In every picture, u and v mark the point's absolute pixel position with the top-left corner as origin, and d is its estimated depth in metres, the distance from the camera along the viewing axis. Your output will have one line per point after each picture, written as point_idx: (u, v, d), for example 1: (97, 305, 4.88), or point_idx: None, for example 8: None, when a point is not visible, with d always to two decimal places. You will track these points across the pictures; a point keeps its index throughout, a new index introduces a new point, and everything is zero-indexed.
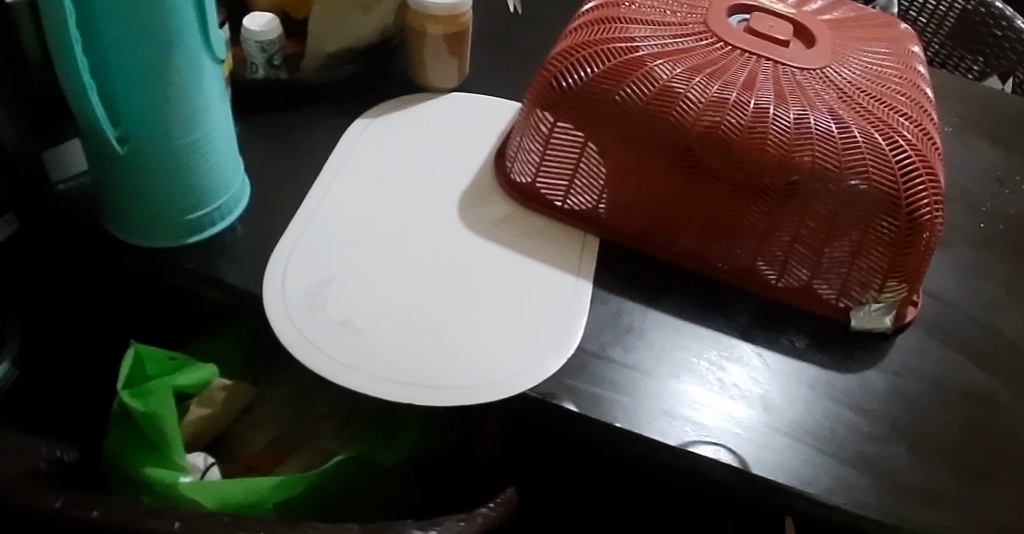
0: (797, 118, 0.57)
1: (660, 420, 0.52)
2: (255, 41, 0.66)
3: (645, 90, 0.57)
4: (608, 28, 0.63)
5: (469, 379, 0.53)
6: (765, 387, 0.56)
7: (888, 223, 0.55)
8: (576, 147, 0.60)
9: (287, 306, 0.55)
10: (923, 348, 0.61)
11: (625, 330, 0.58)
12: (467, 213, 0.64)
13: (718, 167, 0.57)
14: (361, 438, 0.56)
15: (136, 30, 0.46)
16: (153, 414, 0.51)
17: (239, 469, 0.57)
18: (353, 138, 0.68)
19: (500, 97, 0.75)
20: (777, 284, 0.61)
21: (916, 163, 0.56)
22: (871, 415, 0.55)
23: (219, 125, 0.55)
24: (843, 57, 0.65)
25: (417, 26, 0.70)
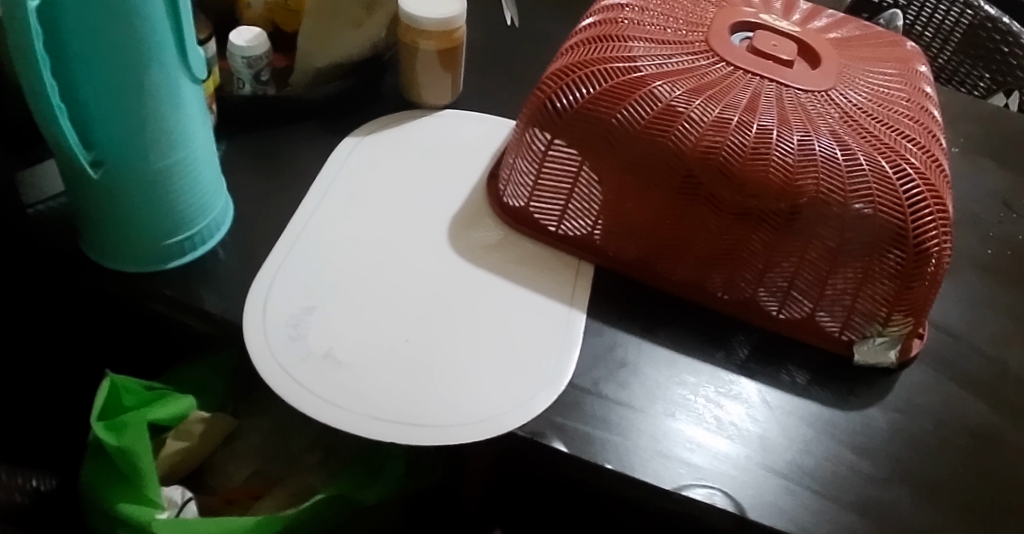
0: (801, 142, 0.55)
1: (654, 461, 0.51)
2: (242, 57, 0.64)
3: (644, 111, 0.55)
4: (607, 46, 0.61)
5: (456, 416, 0.51)
6: (763, 426, 0.54)
7: (894, 255, 0.53)
8: (572, 170, 0.58)
9: (268, 337, 0.53)
10: (928, 384, 0.59)
11: (618, 365, 0.56)
12: (458, 238, 0.62)
13: (718, 193, 0.55)
14: (345, 476, 0.55)
15: (109, 49, 0.44)
16: (127, 450, 0.50)
17: (218, 504, 0.56)
18: (341, 159, 0.66)
19: (493, 114, 0.73)
20: (778, 316, 0.59)
21: (924, 191, 0.54)
22: (873, 456, 0.53)
23: (199, 147, 0.53)
24: (849, 78, 0.63)
25: (409, 42, 0.68)
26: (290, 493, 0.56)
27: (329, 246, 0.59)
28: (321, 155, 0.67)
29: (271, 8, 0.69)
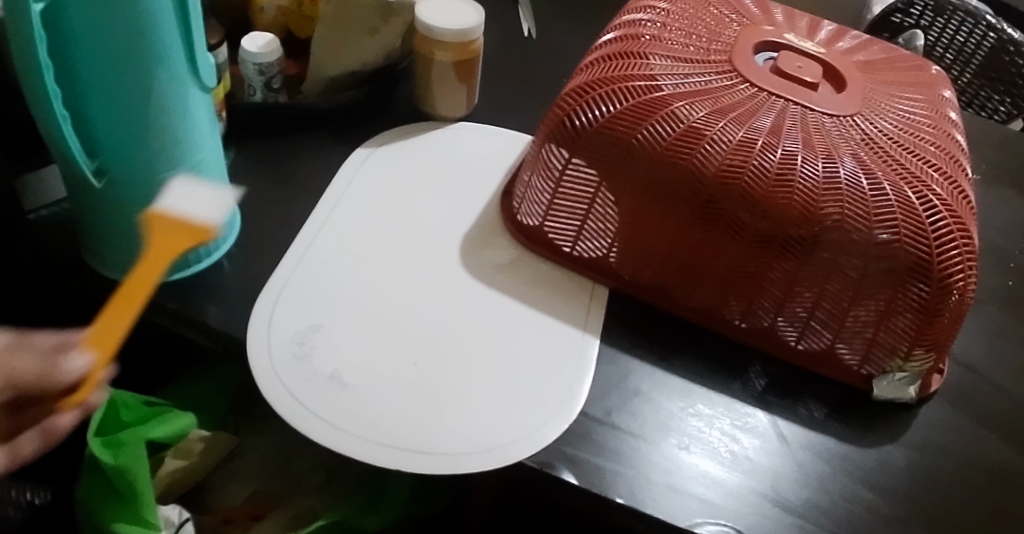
0: (826, 168, 0.53)
1: (666, 497, 0.49)
2: (253, 63, 0.63)
3: (668, 131, 0.54)
4: (627, 63, 0.59)
5: (461, 445, 0.50)
6: (777, 461, 0.52)
7: (919, 289, 0.52)
8: (589, 190, 0.56)
9: (272, 357, 0.53)
10: (949, 421, 0.57)
11: (631, 394, 0.55)
12: (470, 256, 0.61)
13: (740, 219, 0.53)
14: (348, 501, 0.56)
15: (115, 55, 0.42)
16: (122, 469, 0.49)
17: (216, 523, 0.58)
18: (353, 170, 0.65)
19: (508, 128, 0.72)
20: (797, 347, 0.57)
21: (950, 223, 0.52)
22: (892, 496, 0.51)
23: (207, 156, 0.52)
24: (876, 104, 0.61)
25: (425, 52, 0.67)
26: (289, 516, 0.57)
27: (336, 262, 0.58)
28: (331, 166, 0.65)
29: (284, 12, 0.68)
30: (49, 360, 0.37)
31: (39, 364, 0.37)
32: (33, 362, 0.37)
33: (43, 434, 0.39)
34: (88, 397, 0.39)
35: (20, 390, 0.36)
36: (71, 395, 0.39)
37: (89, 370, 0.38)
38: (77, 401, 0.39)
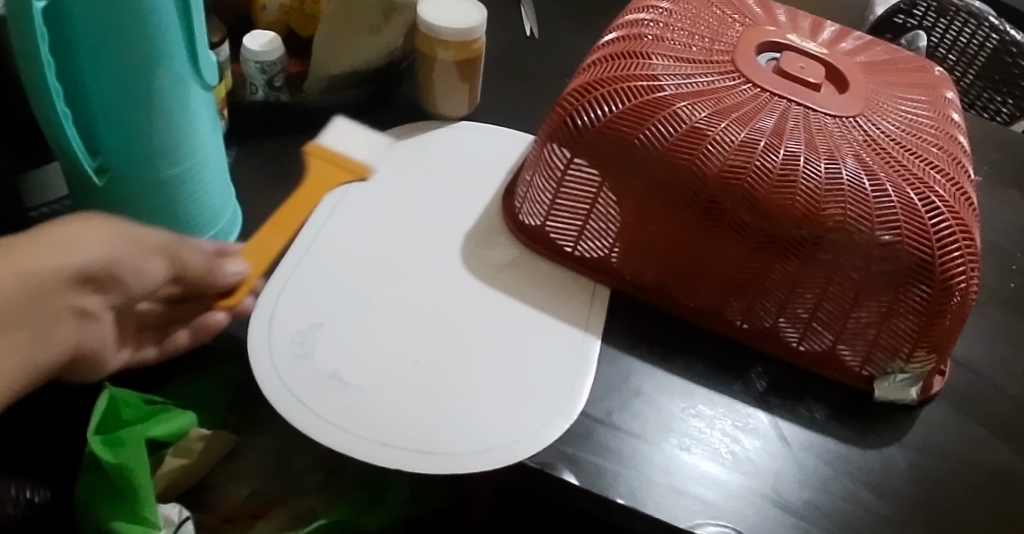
0: (829, 169, 0.53)
1: (666, 497, 0.49)
2: (255, 62, 0.63)
3: (670, 131, 0.54)
4: (629, 63, 0.59)
5: (461, 445, 0.50)
6: (778, 462, 0.52)
7: (921, 290, 0.51)
8: (590, 190, 0.56)
9: (273, 355, 0.53)
10: (950, 422, 0.57)
11: (632, 395, 0.54)
12: (471, 256, 0.61)
13: (742, 220, 0.53)
14: (348, 501, 0.56)
15: (117, 52, 0.42)
16: (123, 468, 0.49)
17: (216, 522, 0.58)
18: (355, 168, 0.65)
19: (510, 128, 0.71)
20: (798, 347, 0.57)
21: (953, 224, 0.52)
22: (893, 498, 0.51)
23: (209, 154, 0.52)
24: (879, 105, 0.61)
25: (427, 51, 0.67)
26: (289, 515, 0.58)
27: (343, 257, 0.58)
28: (333, 165, 0.65)
29: (286, 11, 0.68)
30: (217, 262, 0.50)
31: (204, 260, 0.48)
32: (201, 259, 0.47)
33: (202, 325, 0.51)
34: (239, 301, 0.53)
35: (188, 283, 0.47)
36: (227, 298, 0.52)
37: (245, 275, 0.53)
38: (230, 303, 0.52)
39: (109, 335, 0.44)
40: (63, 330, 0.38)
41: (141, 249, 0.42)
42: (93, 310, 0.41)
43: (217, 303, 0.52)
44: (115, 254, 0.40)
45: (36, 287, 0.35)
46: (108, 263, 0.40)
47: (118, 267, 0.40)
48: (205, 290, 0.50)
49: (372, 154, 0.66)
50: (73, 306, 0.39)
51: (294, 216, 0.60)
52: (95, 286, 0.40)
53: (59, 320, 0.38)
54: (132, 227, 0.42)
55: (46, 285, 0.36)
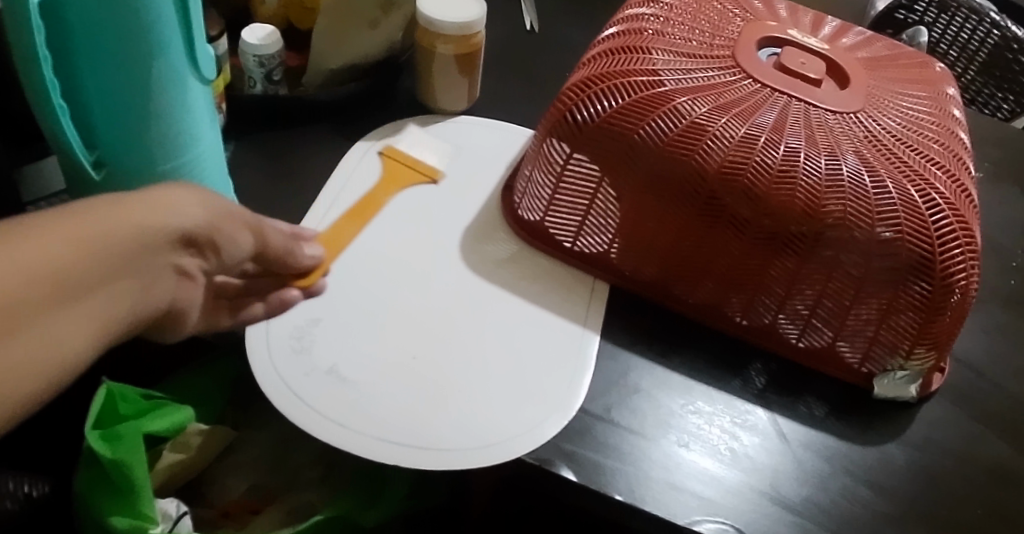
0: (829, 165, 0.53)
1: (665, 494, 0.49)
2: (253, 55, 0.63)
3: (670, 127, 0.53)
4: (629, 58, 0.59)
5: (460, 441, 0.49)
6: (777, 458, 0.52)
7: (921, 287, 0.51)
8: (590, 185, 0.56)
9: (271, 350, 0.53)
10: (949, 420, 0.57)
11: (631, 391, 0.54)
12: (470, 251, 0.60)
13: (742, 216, 0.53)
14: (346, 497, 0.56)
15: (114, 43, 0.42)
16: (121, 463, 0.49)
17: (215, 516, 0.57)
18: (354, 162, 0.64)
19: (510, 122, 0.71)
20: (797, 344, 0.57)
21: (953, 221, 0.52)
22: (892, 495, 0.51)
23: (207, 146, 0.52)
24: (879, 101, 0.60)
25: (427, 45, 0.66)
26: (286, 511, 0.58)
27: (366, 252, 0.59)
28: (332, 160, 0.65)
29: (285, 4, 0.68)
30: (297, 244, 0.52)
31: (283, 241, 0.50)
32: (280, 240, 0.50)
33: (278, 299, 0.53)
34: (313, 282, 0.55)
35: (268, 260, 0.50)
36: (302, 279, 0.54)
37: (321, 259, 0.55)
38: (307, 283, 0.55)
39: (200, 301, 0.44)
40: (165, 285, 0.39)
41: (237, 219, 0.43)
42: (190, 273, 0.41)
43: (295, 281, 0.54)
44: (217, 223, 0.41)
45: (146, 239, 0.36)
46: (209, 229, 0.41)
47: (218, 235, 0.41)
48: (281, 270, 0.52)
49: (444, 161, 0.66)
50: (175, 265, 0.39)
51: (370, 209, 0.61)
52: (194, 249, 0.40)
53: (164, 274, 0.38)
54: (225, 201, 0.43)
55: (156, 235, 0.36)
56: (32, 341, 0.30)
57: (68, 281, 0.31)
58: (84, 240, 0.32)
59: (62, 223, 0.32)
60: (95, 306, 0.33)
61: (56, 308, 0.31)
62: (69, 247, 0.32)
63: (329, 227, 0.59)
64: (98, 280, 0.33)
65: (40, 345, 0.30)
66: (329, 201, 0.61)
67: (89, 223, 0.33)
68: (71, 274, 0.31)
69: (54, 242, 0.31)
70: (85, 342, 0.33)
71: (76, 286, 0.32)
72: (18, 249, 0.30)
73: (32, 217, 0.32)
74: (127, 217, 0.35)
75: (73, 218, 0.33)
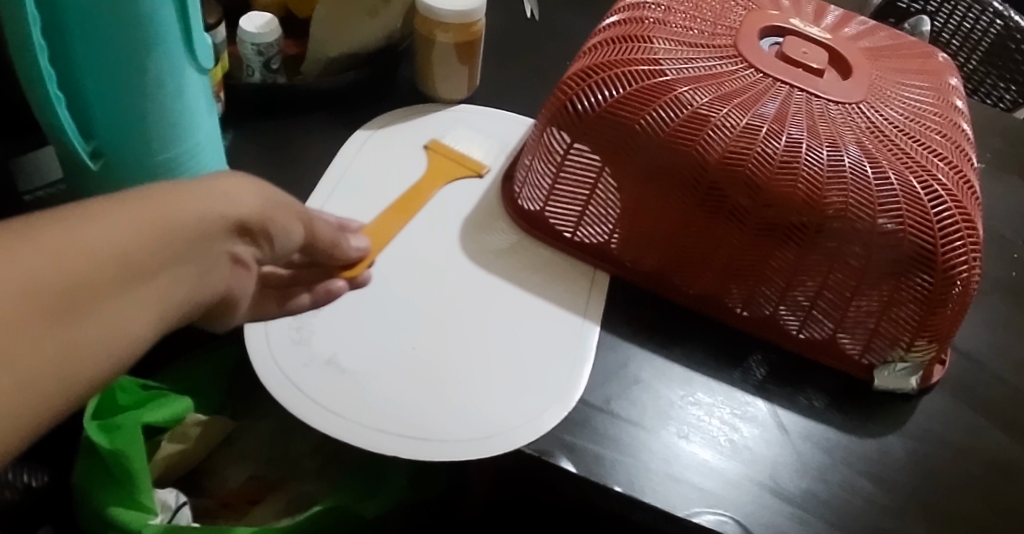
0: (831, 156, 0.52)
1: (665, 485, 0.49)
2: (252, 44, 0.62)
3: (671, 117, 0.53)
4: (629, 47, 0.58)
5: (460, 432, 0.49)
6: (777, 450, 0.52)
7: (922, 279, 0.51)
8: (591, 175, 0.56)
9: (270, 341, 0.53)
10: (949, 411, 0.56)
11: (631, 382, 0.54)
12: (470, 241, 0.60)
13: (743, 207, 0.52)
14: (344, 488, 0.56)
15: (110, 32, 0.42)
16: (119, 454, 0.50)
17: (213, 506, 0.58)
18: (352, 153, 0.64)
19: (510, 112, 0.71)
20: (799, 335, 0.57)
21: (955, 212, 0.52)
22: (891, 486, 0.51)
23: (205, 136, 0.51)
24: (882, 91, 0.60)
25: (426, 34, 0.66)
26: (287, 500, 0.58)
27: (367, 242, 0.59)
28: (331, 150, 0.65)
29: None
30: (342, 235, 0.52)
31: (331, 231, 0.50)
32: (328, 231, 0.49)
33: (323, 290, 0.53)
34: (359, 274, 0.55)
35: (315, 250, 0.49)
36: (349, 270, 0.55)
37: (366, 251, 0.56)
38: (353, 275, 0.55)
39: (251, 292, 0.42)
40: (221, 275, 0.36)
41: (288, 210, 0.41)
42: (244, 262, 0.39)
43: (341, 273, 0.54)
44: (269, 210, 0.39)
45: (205, 225, 0.33)
46: (263, 217, 0.38)
47: (270, 223, 0.39)
48: (326, 261, 0.52)
49: (490, 157, 0.66)
50: (230, 253, 0.36)
51: (416, 201, 0.62)
52: (248, 239, 0.38)
53: (223, 262, 0.35)
54: (277, 191, 0.41)
55: (213, 222, 0.34)
56: (93, 327, 0.27)
57: (129, 265, 0.29)
58: (143, 223, 0.30)
59: (120, 206, 0.30)
60: (156, 292, 0.31)
61: (115, 293, 0.28)
62: (128, 230, 0.29)
63: (374, 219, 0.60)
64: (159, 265, 0.30)
65: (101, 331, 0.28)
66: (374, 195, 0.62)
67: (149, 207, 0.31)
68: (130, 259, 0.29)
69: (113, 220, 0.29)
70: (146, 332, 0.30)
71: (136, 270, 0.29)
72: (76, 232, 0.28)
73: (89, 200, 0.29)
74: (184, 203, 0.33)
75: (132, 202, 0.30)
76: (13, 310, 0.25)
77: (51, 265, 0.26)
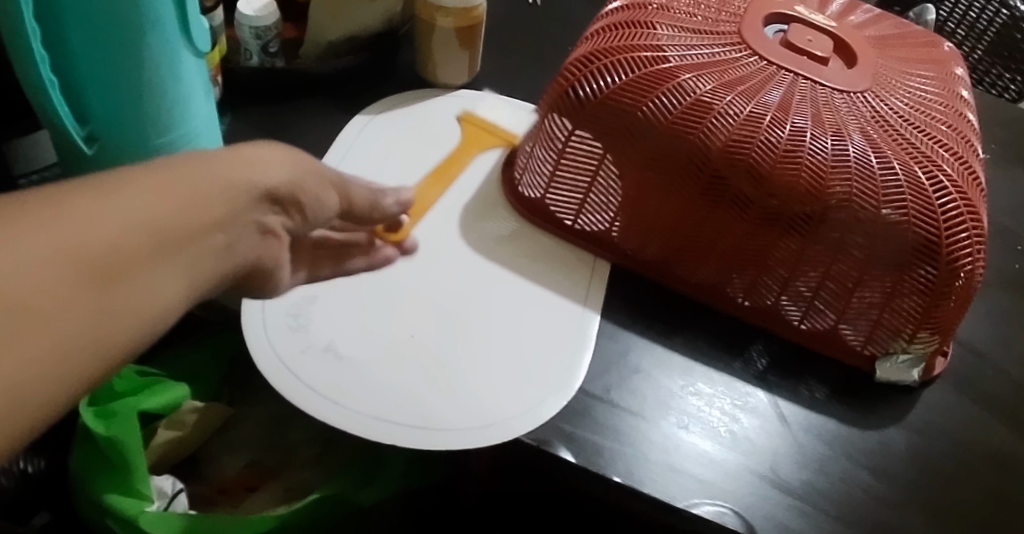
0: (836, 145, 0.52)
1: (663, 475, 0.49)
2: (250, 27, 0.62)
3: (675, 103, 0.52)
4: (632, 33, 0.58)
5: (459, 421, 0.49)
6: (777, 441, 0.52)
7: (926, 271, 0.51)
8: (593, 161, 0.55)
9: (268, 328, 0.52)
10: (950, 403, 0.56)
11: (631, 371, 0.54)
12: (470, 228, 0.60)
13: (747, 196, 0.52)
14: (342, 477, 0.55)
15: (104, 14, 0.41)
16: (115, 440, 0.50)
17: (210, 493, 0.57)
18: (351, 138, 0.64)
19: (511, 97, 0.70)
20: (800, 326, 0.56)
21: (959, 203, 0.51)
22: (891, 478, 0.51)
23: (201, 119, 0.51)
24: (887, 80, 0.59)
25: (426, 18, 0.65)
26: (284, 488, 0.57)
27: None
28: (329, 135, 0.64)
29: None
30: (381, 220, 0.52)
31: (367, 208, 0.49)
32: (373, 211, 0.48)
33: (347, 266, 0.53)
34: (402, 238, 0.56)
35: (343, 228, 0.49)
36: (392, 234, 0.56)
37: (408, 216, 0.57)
38: (397, 238, 0.56)
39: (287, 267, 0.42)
40: (249, 247, 0.35)
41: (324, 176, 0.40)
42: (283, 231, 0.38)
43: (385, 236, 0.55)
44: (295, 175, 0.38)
45: (231, 195, 0.33)
46: (291, 182, 0.37)
47: (301, 186, 0.38)
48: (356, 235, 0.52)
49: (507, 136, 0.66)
50: (265, 222, 0.36)
51: (450, 167, 0.63)
52: (283, 207, 0.37)
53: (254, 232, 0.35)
54: (311, 159, 0.40)
55: (237, 193, 0.33)
56: (125, 301, 0.27)
57: (158, 238, 0.29)
58: (168, 198, 0.30)
59: (140, 180, 0.30)
60: (189, 264, 0.30)
61: (144, 265, 0.28)
62: (146, 206, 0.29)
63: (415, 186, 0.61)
64: (183, 237, 0.30)
65: (129, 306, 0.27)
66: (413, 162, 0.63)
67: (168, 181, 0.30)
68: (152, 234, 0.29)
69: (132, 195, 0.28)
70: (178, 304, 0.30)
71: (161, 244, 0.29)
72: (93, 210, 0.27)
73: (101, 178, 0.29)
74: (205, 174, 0.32)
75: (154, 176, 0.30)
76: (29, 295, 0.24)
77: (69, 244, 0.26)
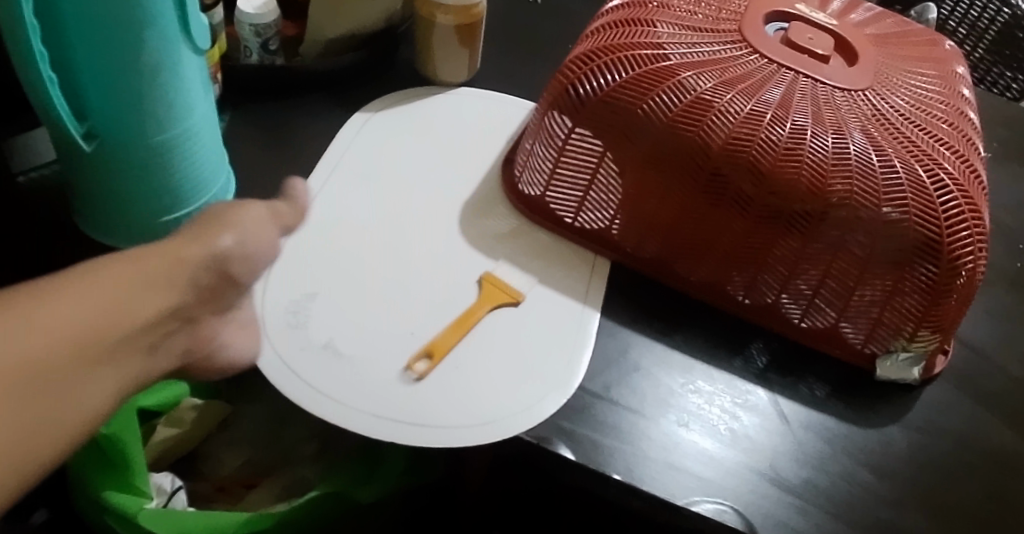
0: (836, 143, 0.52)
1: (662, 473, 0.49)
2: (249, 25, 0.61)
3: (676, 101, 0.52)
4: (633, 30, 0.57)
5: (459, 419, 0.49)
6: (777, 439, 0.52)
7: (926, 269, 0.51)
8: (593, 159, 0.55)
9: (267, 326, 0.52)
10: (951, 402, 0.56)
11: (631, 369, 0.54)
12: (470, 226, 0.59)
13: (747, 194, 0.52)
14: (342, 470, 0.55)
15: (103, 11, 0.41)
16: (114, 438, 0.49)
17: (210, 491, 0.58)
18: (352, 135, 0.64)
19: (511, 95, 0.70)
20: (801, 325, 0.56)
21: (961, 202, 0.51)
22: (890, 477, 0.51)
23: (200, 116, 0.51)
24: (887, 78, 0.59)
25: (426, 15, 0.65)
26: (283, 485, 0.57)
27: (367, 224, 0.58)
28: (329, 133, 0.64)
29: None
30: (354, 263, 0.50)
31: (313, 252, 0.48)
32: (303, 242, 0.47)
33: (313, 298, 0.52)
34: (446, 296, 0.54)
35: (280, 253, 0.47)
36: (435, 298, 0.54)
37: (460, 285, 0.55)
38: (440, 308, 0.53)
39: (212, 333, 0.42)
40: (190, 336, 0.39)
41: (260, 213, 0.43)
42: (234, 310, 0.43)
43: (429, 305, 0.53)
44: (217, 252, 0.39)
45: (178, 295, 0.37)
46: (246, 258, 0.41)
47: (250, 264, 0.42)
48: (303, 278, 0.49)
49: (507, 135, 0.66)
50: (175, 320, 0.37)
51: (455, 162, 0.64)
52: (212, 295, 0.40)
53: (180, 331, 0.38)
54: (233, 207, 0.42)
55: (162, 292, 0.36)
56: (49, 408, 0.31)
57: (89, 345, 0.33)
58: (107, 302, 0.34)
59: (50, 298, 0.32)
60: (120, 368, 0.35)
61: (67, 376, 0.32)
62: (89, 320, 0.33)
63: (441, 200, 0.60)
64: (104, 351, 0.34)
65: (31, 414, 0.31)
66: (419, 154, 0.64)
67: (74, 297, 0.33)
68: (89, 344, 0.33)
69: (91, 302, 0.33)
70: (102, 403, 0.34)
71: (83, 351, 0.33)
72: (30, 325, 0.31)
73: (40, 284, 0.33)
74: (144, 271, 0.36)
75: (79, 287, 0.33)
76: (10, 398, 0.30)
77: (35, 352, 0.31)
